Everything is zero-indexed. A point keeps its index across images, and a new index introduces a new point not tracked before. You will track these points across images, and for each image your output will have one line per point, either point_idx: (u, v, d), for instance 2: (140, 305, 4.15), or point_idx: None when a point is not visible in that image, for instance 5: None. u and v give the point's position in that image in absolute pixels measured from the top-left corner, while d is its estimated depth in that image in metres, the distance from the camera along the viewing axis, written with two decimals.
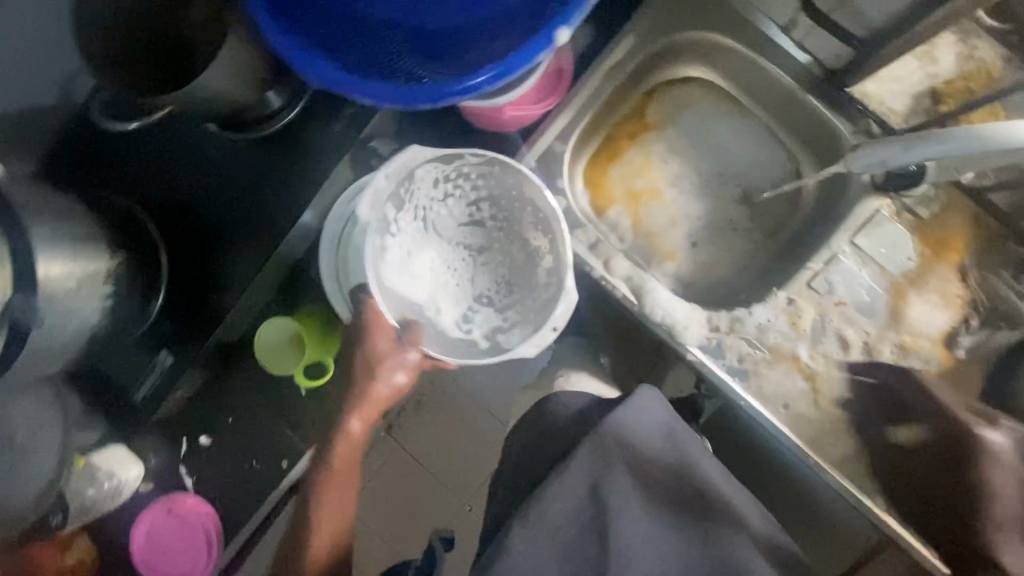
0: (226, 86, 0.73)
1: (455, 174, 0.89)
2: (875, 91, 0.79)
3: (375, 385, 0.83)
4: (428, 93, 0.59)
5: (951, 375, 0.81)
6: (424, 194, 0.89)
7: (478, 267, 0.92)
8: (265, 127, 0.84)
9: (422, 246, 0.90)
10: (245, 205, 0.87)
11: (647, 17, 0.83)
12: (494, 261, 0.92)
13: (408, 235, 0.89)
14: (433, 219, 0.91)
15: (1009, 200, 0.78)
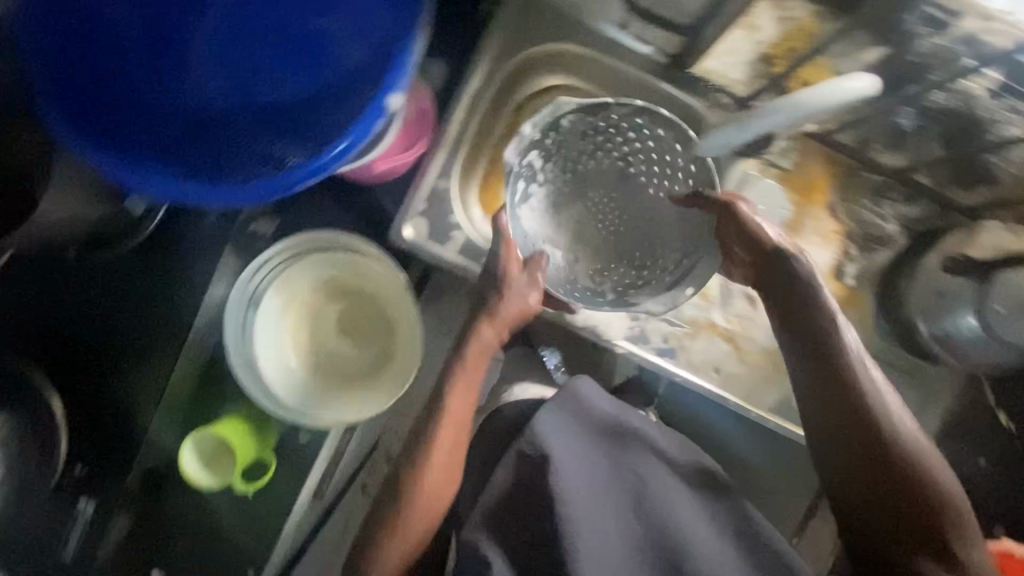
0: (72, 207, 0.68)
1: (556, 146, 0.82)
2: (712, 66, 0.82)
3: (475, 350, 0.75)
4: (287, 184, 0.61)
5: (848, 302, 0.88)
6: (552, 167, 0.82)
7: (623, 235, 0.83)
8: (132, 239, 0.79)
9: (564, 206, 0.83)
10: (138, 323, 0.82)
11: (493, 43, 0.85)
12: (644, 220, 0.83)
13: (550, 206, 0.83)
14: (567, 189, 0.83)
15: (851, 136, 0.86)
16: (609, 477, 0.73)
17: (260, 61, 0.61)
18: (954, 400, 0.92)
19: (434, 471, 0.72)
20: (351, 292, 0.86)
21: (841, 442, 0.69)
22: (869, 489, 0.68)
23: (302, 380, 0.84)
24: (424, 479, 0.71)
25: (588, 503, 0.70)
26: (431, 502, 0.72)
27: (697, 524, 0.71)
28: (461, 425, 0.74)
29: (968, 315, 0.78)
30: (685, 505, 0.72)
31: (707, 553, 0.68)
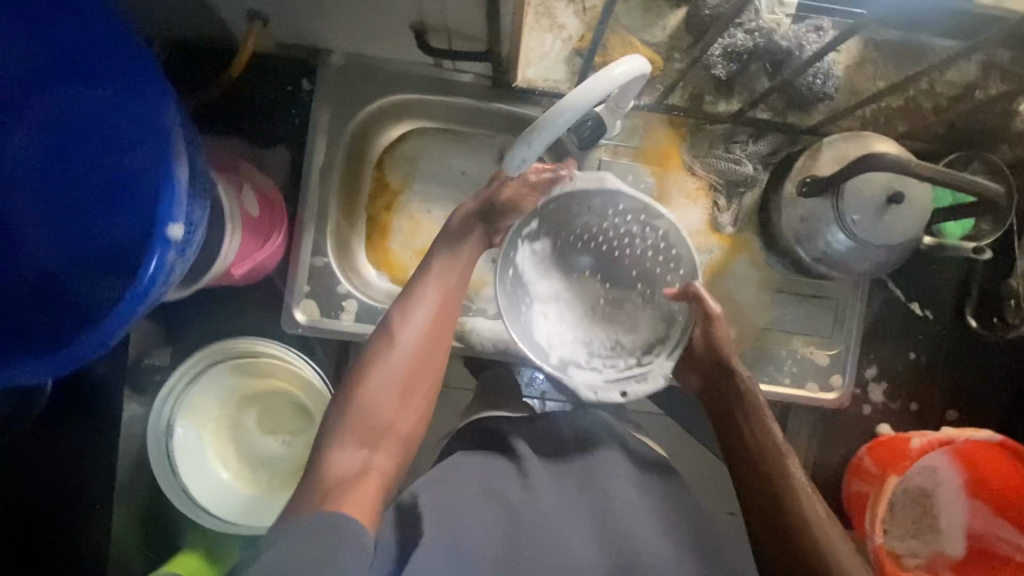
0: None
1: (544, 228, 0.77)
2: (534, 75, 0.87)
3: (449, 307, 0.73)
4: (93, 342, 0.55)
5: (734, 249, 0.91)
6: (540, 249, 0.78)
7: (614, 319, 0.79)
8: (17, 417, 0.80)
9: (554, 275, 0.79)
10: (61, 491, 0.82)
11: (323, 116, 0.86)
12: (632, 307, 0.79)
13: (546, 292, 0.79)
14: (562, 275, 0.80)
15: (683, 96, 0.88)
16: (572, 495, 0.67)
17: (83, 217, 0.63)
18: (867, 307, 0.94)
19: (402, 365, 0.69)
20: (265, 392, 0.88)
21: (750, 480, 0.69)
22: (773, 531, 0.65)
23: (239, 492, 0.86)
24: (391, 351, 0.69)
25: (557, 516, 0.64)
26: (402, 390, 0.68)
27: (651, 530, 0.65)
28: (433, 322, 0.71)
29: (835, 231, 0.79)
30: (642, 513, 0.67)
31: (655, 553, 0.63)
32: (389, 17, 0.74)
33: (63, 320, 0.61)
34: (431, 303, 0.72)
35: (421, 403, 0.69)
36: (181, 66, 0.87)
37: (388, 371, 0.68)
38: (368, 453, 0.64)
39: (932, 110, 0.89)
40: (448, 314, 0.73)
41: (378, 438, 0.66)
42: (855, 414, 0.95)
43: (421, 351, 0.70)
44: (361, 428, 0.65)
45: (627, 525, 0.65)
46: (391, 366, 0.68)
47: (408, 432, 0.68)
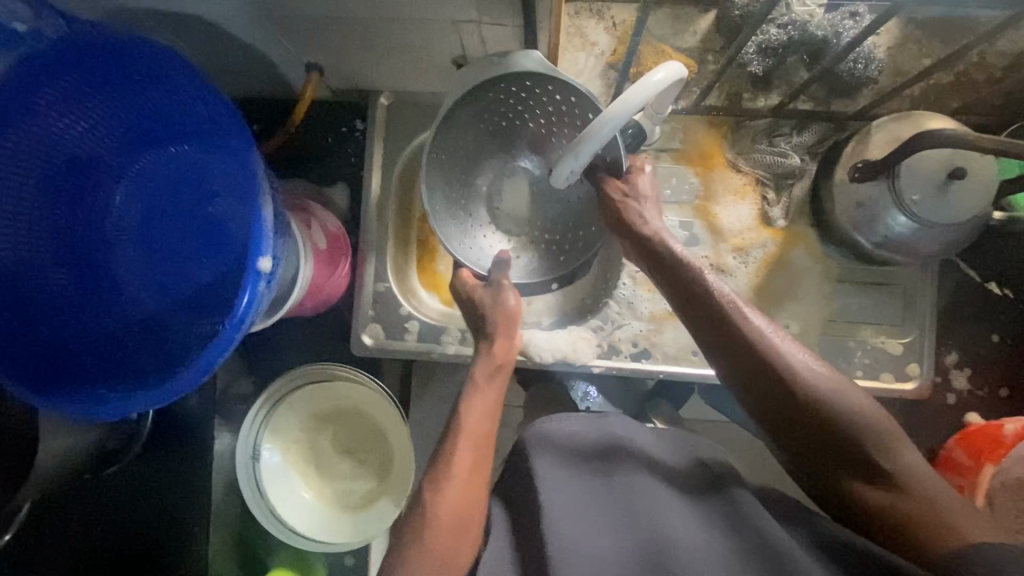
0: (63, 468, 0.75)
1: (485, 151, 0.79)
2: None
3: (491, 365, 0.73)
4: (192, 373, 0.61)
5: (785, 241, 0.90)
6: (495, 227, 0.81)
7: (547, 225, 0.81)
8: (113, 465, 0.86)
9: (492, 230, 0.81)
10: (164, 516, 0.88)
11: (378, 151, 0.92)
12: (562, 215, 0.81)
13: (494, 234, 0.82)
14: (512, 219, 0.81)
15: (720, 97, 0.89)
16: (597, 496, 0.65)
17: (178, 258, 0.73)
18: (938, 291, 0.90)
19: (440, 526, 0.61)
20: (342, 412, 0.93)
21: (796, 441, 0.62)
22: (832, 468, 0.60)
23: (318, 508, 0.91)
24: (422, 529, 0.62)
25: (578, 515, 0.62)
26: (446, 560, 0.60)
27: (686, 527, 0.61)
28: (473, 474, 0.66)
29: (895, 214, 0.77)
30: (682, 517, 0.62)
31: (694, 551, 0.59)
32: (433, 54, 0.79)
33: (166, 354, 0.69)
34: (472, 458, 0.66)
35: (464, 562, 0.62)
36: (250, 118, 0.97)
37: (424, 538, 0.61)
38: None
39: (987, 82, 0.86)
40: (484, 468, 0.67)
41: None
42: (938, 403, 0.90)
43: (468, 482, 0.65)
44: (432, 548, 0.60)
45: (662, 524, 0.61)
46: (429, 537, 0.61)
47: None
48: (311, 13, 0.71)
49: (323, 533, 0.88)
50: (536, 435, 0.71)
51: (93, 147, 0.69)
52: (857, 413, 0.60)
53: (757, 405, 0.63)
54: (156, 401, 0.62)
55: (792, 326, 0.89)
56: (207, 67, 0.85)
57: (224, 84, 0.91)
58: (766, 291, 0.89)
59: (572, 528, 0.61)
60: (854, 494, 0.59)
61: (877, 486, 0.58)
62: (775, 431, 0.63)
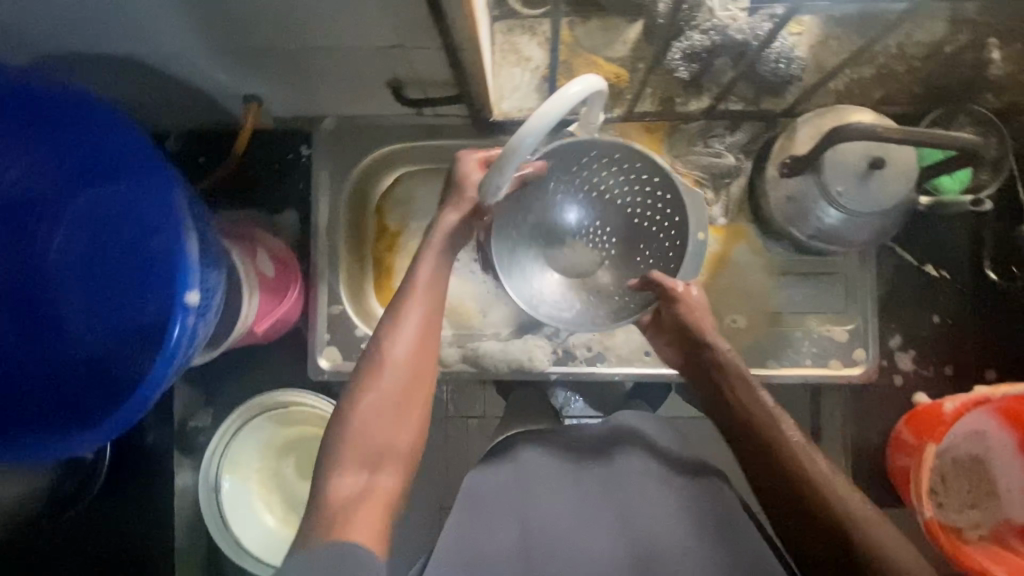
0: None
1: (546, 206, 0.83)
2: (509, 106, 0.91)
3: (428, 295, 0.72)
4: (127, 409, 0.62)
5: (727, 238, 0.92)
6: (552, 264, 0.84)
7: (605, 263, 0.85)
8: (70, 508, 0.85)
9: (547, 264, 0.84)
10: (126, 556, 0.87)
11: (324, 176, 0.93)
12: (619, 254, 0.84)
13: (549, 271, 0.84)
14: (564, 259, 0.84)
15: (653, 102, 0.90)
16: (588, 498, 0.70)
17: (117, 294, 0.72)
18: (878, 277, 0.93)
19: (394, 378, 0.69)
20: (304, 437, 0.94)
21: (776, 498, 0.67)
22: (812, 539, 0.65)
23: (284, 534, 0.91)
24: (388, 367, 0.69)
25: (568, 521, 0.68)
26: (372, 452, 0.66)
27: (669, 522, 0.67)
28: (422, 334, 0.71)
29: (825, 208, 0.80)
30: (662, 507, 0.69)
31: (677, 554, 0.65)
32: (365, 79, 0.81)
33: (108, 393, 0.70)
34: (405, 372, 0.70)
35: (420, 411, 0.70)
36: (198, 151, 0.98)
37: (373, 403, 0.68)
38: (371, 474, 0.66)
39: (907, 72, 0.88)
40: (436, 329, 0.73)
41: (380, 455, 0.67)
42: (887, 385, 0.92)
43: (401, 394, 0.69)
44: (366, 447, 0.66)
45: (645, 524, 0.67)
46: (387, 384, 0.69)
47: (407, 447, 0.69)
48: (234, 46, 0.71)
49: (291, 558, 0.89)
50: (543, 431, 0.75)
51: (29, 190, 0.70)
52: (847, 503, 0.65)
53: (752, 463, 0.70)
54: (90, 441, 0.63)
55: (740, 320, 0.91)
56: (144, 104, 0.86)
57: (166, 119, 0.92)
58: (711, 289, 0.92)
59: (556, 532, 0.67)
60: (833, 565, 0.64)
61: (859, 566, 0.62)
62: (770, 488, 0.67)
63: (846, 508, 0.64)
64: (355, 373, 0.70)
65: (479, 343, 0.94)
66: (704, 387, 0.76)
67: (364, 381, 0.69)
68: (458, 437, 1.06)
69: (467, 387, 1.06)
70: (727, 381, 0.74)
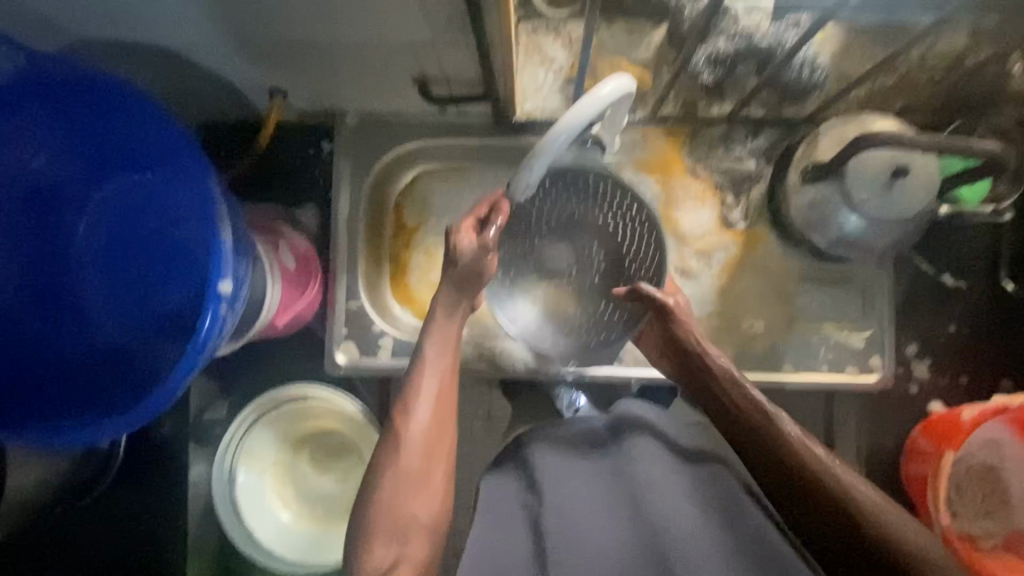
0: (30, 500, 0.75)
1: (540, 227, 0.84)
2: (531, 107, 0.93)
3: (438, 366, 0.75)
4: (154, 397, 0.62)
5: (746, 243, 0.93)
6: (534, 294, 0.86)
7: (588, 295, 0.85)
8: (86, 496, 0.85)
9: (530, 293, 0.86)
10: (139, 546, 0.87)
11: (345, 171, 0.94)
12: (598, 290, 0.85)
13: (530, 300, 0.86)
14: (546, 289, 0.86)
15: (676, 104, 0.92)
16: (601, 480, 0.68)
17: (143, 285, 0.72)
18: (895, 285, 0.93)
19: (415, 454, 0.71)
20: (319, 431, 0.94)
21: (813, 516, 0.66)
22: (849, 543, 0.64)
23: (297, 528, 0.91)
24: (404, 445, 0.71)
25: (586, 500, 0.65)
26: (400, 530, 0.67)
27: (681, 507, 0.62)
28: (435, 406, 0.74)
29: (846, 214, 0.80)
30: (676, 489, 0.64)
31: (694, 534, 0.60)
32: (391, 74, 0.81)
33: (132, 381, 0.70)
34: (422, 444, 0.72)
35: (438, 486, 0.71)
36: (220, 144, 0.99)
37: (397, 474, 0.70)
38: (400, 547, 0.67)
39: (929, 83, 0.89)
40: (449, 398, 0.75)
41: (406, 529, 0.68)
42: (901, 393, 0.93)
43: (421, 468, 0.71)
44: (392, 526, 0.67)
45: (658, 507, 0.62)
46: (406, 459, 0.71)
47: (432, 520, 0.70)
48: (265, 39, 0.72)
49: (305, 552, 0.88)
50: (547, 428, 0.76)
51: (55, 178, 0.69)
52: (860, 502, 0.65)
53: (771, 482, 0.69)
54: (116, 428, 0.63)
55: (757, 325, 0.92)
56: (170, 94, 0.87)
57: (191, 111, 0.93)
58: (728, 293, 0.92)
59: (573, 510, 0.64)
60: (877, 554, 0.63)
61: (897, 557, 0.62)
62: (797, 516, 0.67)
63: (867, 507, 0.65)
64: (378, 447, 0.72)
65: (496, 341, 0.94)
66: (705, 401, 0.76)
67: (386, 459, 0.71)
68: (471, 435, 1.06)
69: (482, 387, 1.06)
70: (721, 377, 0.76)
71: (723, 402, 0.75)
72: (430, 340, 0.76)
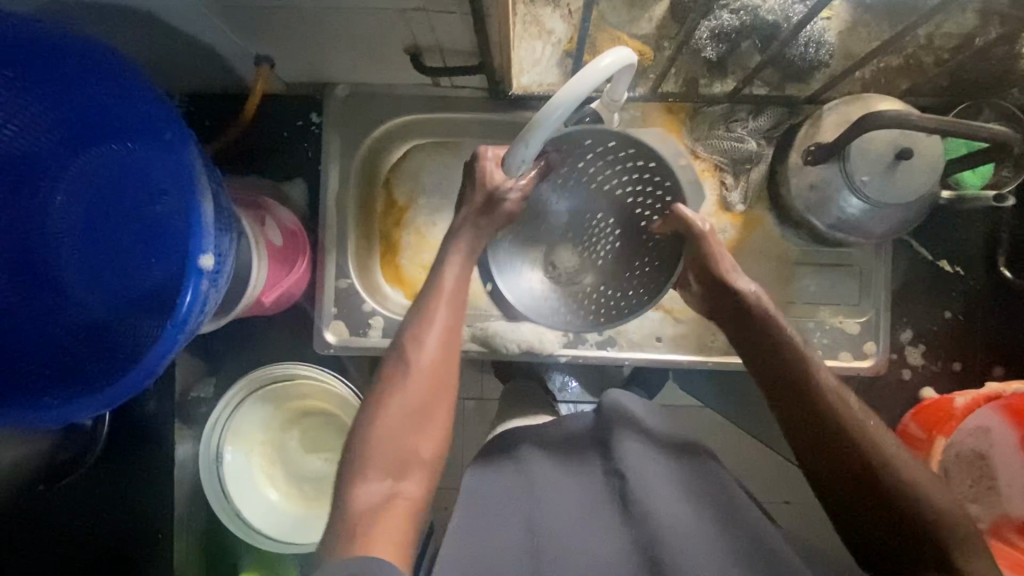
0: None
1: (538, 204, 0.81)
2: (529, 81, 0.89)
3: (457, 297, 0.73)
4: (132, 376, 0.60)
5: (743, 226, 0.91)
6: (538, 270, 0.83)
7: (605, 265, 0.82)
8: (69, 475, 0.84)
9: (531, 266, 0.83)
10: (124, 526, 0.86)
11: (335, 146, 0.91)
12: (620, 259, 0.81)
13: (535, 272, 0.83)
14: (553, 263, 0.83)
15: (677, 83, 0.89)
16: (589, 488, 0.68)
17: (123, 260, 0.70)
18: (892, 270, 0.92)
19: (417, 384, 0.68)
20: (308, 412, 0.93)
21: (826, 454, 0.65)
22: (860, 484, 0.63)
23: (285, 508, 0.90)
24: (412, 374, 0.68)
25: (571, 511, 0.65)
26: (400, 460, 0.64)
27: (674, 507, 0.63)
28: (447, 338, 0.71)
29: (847, 197, 0.79)
30: (665, 489, 0.65)
31: (686, 536, 0.61)
32: (383, 44, 0.78)
33: (112, 357, 0.68)
34: (434, 374, 0.69)
35: (440, 422, 0.68)
36: (204, 115, 0.95)
37: (404, 398, 0.67)
38: (396, 482, 0.63)
39: (935, 64, 0.87)
40: (457, 331, 0.73)
41: (405, 466, 0.64)
42: (894, 379, 0.93)
43: (432, 395, 0.68)
44: (392, 455, 0.64)
45: (652, 506, 0.63)
46: (413, 388, 0.68)
47: (431, 458, 0.67)
48: (249, 3, 0.68)
49: (292, 533, 0.87)
50: (535, 428, 0.74)
51: (27, 147, 0.66)
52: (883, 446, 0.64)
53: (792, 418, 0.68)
54: (92, 409, 0.60)
55: None
56: (151, 60, 0.83)
57: (174, 78, 0.89)
58: None
59: (561, 521, 0.64)
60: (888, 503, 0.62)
61: (911, 501, 0.61)
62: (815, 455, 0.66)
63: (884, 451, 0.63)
64: (392, 362, 0.70)
65: (488, 323, 0.93)
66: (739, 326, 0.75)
67: (398, 377, 0.68)
68: (461, 416, 1.05)
69: (474, 368, 1.05)
70: (768, 323, 0.73)
71: (761, 359, 0.72)
72: (450, 273, 0.74)
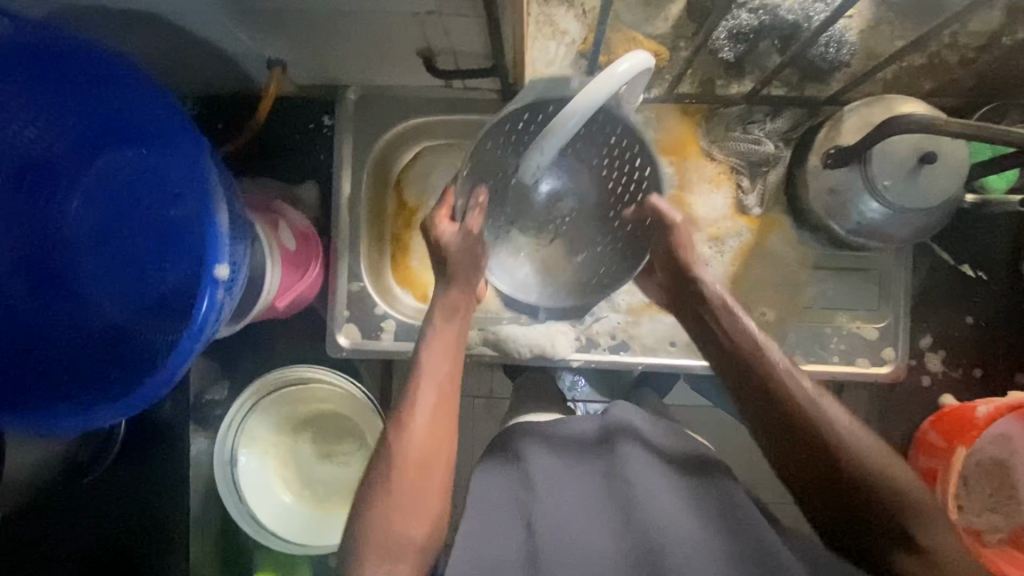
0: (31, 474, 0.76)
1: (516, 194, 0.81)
2: (541, 82, 0.88)
3: (439, 374, 0.71)
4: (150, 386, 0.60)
5: (760, 229, 0.90)
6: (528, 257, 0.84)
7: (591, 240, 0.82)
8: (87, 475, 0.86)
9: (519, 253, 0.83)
10: (143, 526, 0.87)
11: (347, 148, 0.90)
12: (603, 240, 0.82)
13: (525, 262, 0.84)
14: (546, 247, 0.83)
15: (693, 83, 0.87)
16: (595, 486, 0.66)
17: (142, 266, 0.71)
18: (912, 274, 0.90)
19: (405, 467, 0.66)
20: (319, 414, 0.93)
21: (828, 503, 0.62)
22: (874, 536, 0.60)
23: (295, 511, 0.91)
24: (395, 462, 0.66)
25: (576, 507, 0.64)
26: (389, 549, 0.63)
27: (679, 518, 0.63)
28: (431, 418, 0.69)
29: (868, 200, 0.77)
30: (669, 503, 0.63)
31: (689, 551, 0.60)
32: (394, 47, 0.77)
33: (131, 365, 0.68)
34: (417, 455, 0.67)
35: (431, 503, 0.66)
36: (216, 117, 0.95)
37: (390, 489, 0.65)
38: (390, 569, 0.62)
39: (960, 63, 0.84)
40: (446, 406, 0.71)
41: (399, 553, 0.63)
42: (912, 385, 0.91)
43: (414, 480, 0.66)
44: (382, 545, 0.63)
45: (659, 518, 0.62)
46: (396, 475, 0.66)
47: (422, 538, 0.65)
48: (261, 8, 0.68)
49: (305, 535, 0.88)
50: (538, 423, 0.73)
51: (45, 153, 0.66)
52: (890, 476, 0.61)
53: (787, 461, 0.64)
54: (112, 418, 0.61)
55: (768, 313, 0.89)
56: (163, 64, 0.83)
57: (187, 81, 0.89)
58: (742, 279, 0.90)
59: (565, 518, 0.63)
60: (900, 559, 0.58)
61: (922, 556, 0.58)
62: (817, 506, 0.63)
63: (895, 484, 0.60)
64: (374, 453, 0.68)
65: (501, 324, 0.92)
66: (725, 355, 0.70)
67: (381, 470, 0.66)
68: (473, 418, 1.05)
69: (485, 369, 1.04)
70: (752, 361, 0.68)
71: (762, 394, 0.66)
72: (427, 340, 0.73)
